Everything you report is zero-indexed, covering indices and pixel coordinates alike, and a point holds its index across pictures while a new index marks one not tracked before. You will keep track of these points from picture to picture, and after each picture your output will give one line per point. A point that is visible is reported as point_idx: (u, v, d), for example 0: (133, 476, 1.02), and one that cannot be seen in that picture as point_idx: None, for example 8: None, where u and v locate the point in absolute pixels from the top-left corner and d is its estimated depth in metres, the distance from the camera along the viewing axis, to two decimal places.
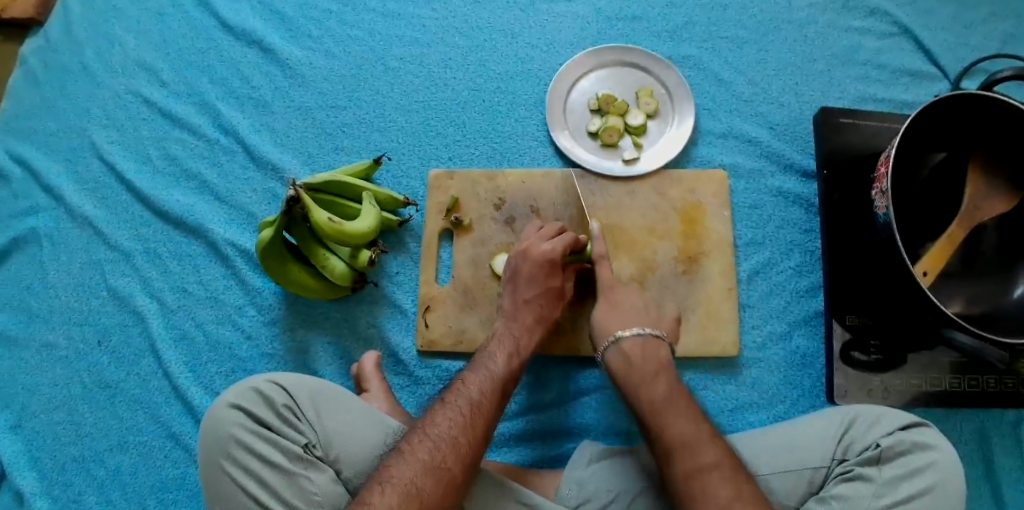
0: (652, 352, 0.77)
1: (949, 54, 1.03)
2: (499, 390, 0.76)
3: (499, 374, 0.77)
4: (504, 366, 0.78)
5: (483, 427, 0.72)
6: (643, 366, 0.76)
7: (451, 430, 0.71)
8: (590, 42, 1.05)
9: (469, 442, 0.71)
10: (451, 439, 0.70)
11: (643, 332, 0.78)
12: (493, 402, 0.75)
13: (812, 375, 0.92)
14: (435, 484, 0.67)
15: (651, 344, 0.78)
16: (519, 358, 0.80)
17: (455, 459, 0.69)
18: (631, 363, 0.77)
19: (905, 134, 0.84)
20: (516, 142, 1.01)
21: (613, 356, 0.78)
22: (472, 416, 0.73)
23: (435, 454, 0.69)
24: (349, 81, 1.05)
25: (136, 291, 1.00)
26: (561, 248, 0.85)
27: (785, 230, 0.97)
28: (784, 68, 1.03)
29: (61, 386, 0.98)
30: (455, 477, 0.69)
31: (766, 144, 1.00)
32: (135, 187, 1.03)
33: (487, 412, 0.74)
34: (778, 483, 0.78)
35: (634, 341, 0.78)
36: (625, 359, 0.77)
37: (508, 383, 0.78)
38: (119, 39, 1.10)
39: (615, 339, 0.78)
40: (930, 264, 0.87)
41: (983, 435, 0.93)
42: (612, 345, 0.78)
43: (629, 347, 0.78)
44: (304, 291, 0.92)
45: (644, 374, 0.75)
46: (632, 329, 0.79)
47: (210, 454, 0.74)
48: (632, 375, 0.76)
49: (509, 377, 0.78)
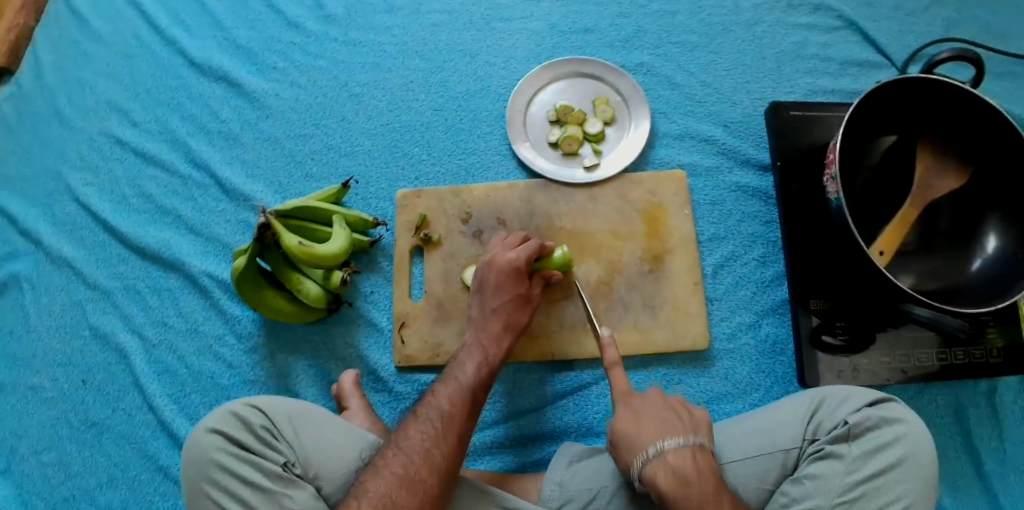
0: (701, 464, 0.73)
1: (894, 42, 1.06)
2: (471, 400, 0.78)
3: (469, 383, 0.79)
4: (474, 375, 0.80)
5: (455, 436, 0.74)
6: (701, 484, 0.71)
7: (425, 443, 0.73)
8: (546, 57, 1.08)
9: (444, 453, 0.73)
10: (423, 451, 0.72)
11: (687, 442, 0.74)
12: (465, 412, 0.77)
13: (784, 362, 0.94)
14: (411, 497, 0.69)
15: (698, 453, 0.73)
16: (491, 366, 0.82)
17: (428, 470, 0.71)
18: (687, 481, 0.71)
19: (850, 120, 0.87)
20: (479, 157, 1.04)
21: (659, 475, 0.72)
22: (444, 427, 0.74)
23: (409, 468, 0.71)
24: (315, 110, 1.08)
25: (118, 328, 1.02)
26: (526, 255, 0.88)
27: (746, 223, 0.99)
28: (735, 67, 1.07)
29: (47, 427, 0.99)
30: (431, 489, 0.70)
31: (721, 142, 1.03)
32: (112, 226, 1.05)
33: (459, 422, 0.76)
34: (752, 467, 0.80)
35: (678, 454, 0.73)
36: (675, 477, 0.71)
37: (479, 392, 0.80)
38: (89, 84, 1.13)
39: (657, 452, 0.73)
40: (886, 243, 0.91)
41: (958, 409, 0.95)
42: (655, 460, 0.73)
43: (675, 460, 0.72)
44: (281, 316, 0.94)
45: (704, 495, 0.70)
46: (674, 440, 0.73)
47: (193, 480, 0.75)
48: (692, 499, 0.70)
49: (480, 386, 0.80)
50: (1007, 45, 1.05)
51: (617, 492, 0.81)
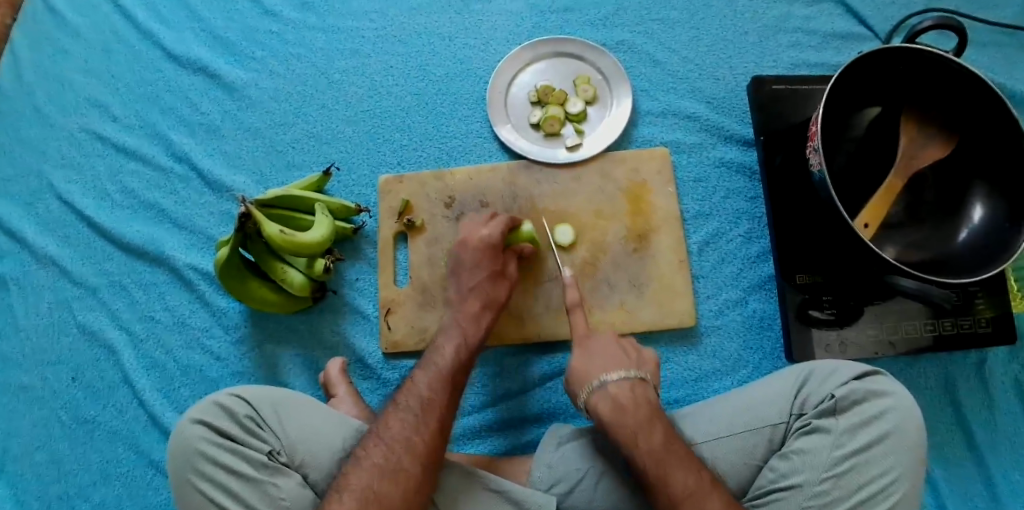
0: (640, 396, 0.76)
1: (877, 13, 1.05)
2: (451, 382, 0.78)
3: (445, 365, 0.79)
4: (457, 358, 0.80)
5: (436, 422, 0.74)
6: (636, 413, 0.74)
7: (405, 431, 0.73)
8: (526, 38, 1.07)
9: (426, 442, 0.72)
10: (406, 441, 0.72)
11: (629, 375, 0.77)
12: (448, 398, 0.77)
13: (771, 337, 0.94)
14: (393, 487, 0.69)
15: (638, 386, 0.76)
16: (473, 349, 0.82)
17: (410, 459, 0.71)
18: (622, 408, 0.74)
19: (832, 93, 0.86)
20: (461, 141, 1.04)
21: (600, 403, 0.76)
22: (424, 413, 0.74)
23: (391, 459, 0.71)
24: (294, 99, 1.08)
25: (104, 323, 1.01)
26: (498, 232, 0.88)
27: (731, 200, 0.99)
28: (716, 43, 1.06)
29: (40, 427, 0.99)
30: (412, 477, 0.70)
31: (705, 118, 1.02)
32: (96, 222, 1.05)
33: (440, 406, 0.75)
34: (737, 444, 0.78)
35: (620, 384, 0.76)
36: (614, 404, 0.75)
37: (461, 374, 0.79)
38: (67, 80, 1.12)
39: (601, 383, 0.77)
40: (869, 216, 0.88)
41: (947, 379, 0.94)
42: (599, 390, 0.77)
43: (616, 391, 0.76)
44: (266, 306, 0.94)
45: (638, 422, 0.73)
46: (616, 373, 0.77)
47: (178, 470, 0.75)
48: (626, 423, 0.73)
49: (462, 369, 0.80)
50: (987, 14, 1.04)
51: (607, 470, 0.80)
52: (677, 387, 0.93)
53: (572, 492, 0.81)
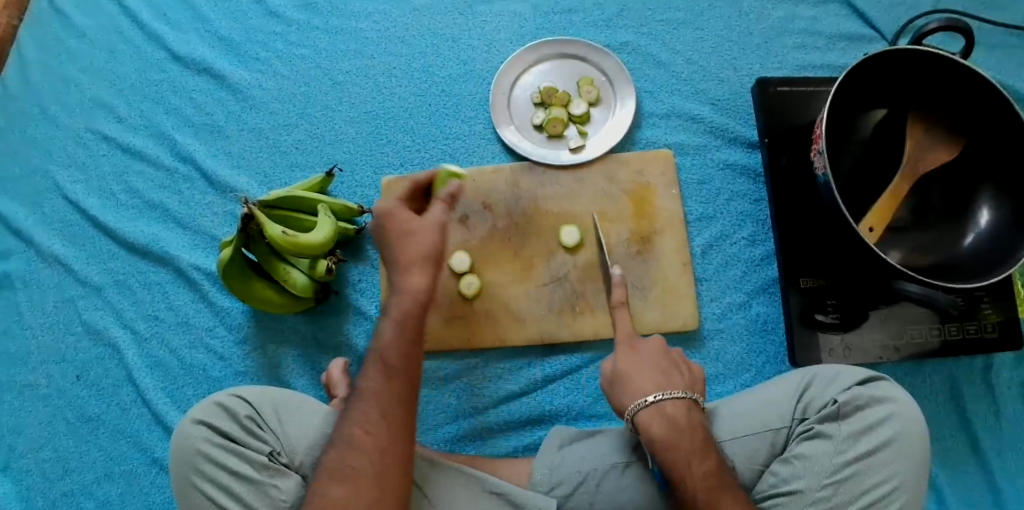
0: (693, 417, 0.74)
1: (884, 14, 1.04)
2: (388, 368, 0.73)
3: (381, 352, 0.75)
4: (396, 339, 0.75)
5: (377, 413, 0.71)
6: (691, 436, 0.72)
7: (348, 427, 0.71)
8: (529, 39, 1.07)
9: (369, 436, 0.70)
10: (350, 437, 0.71)
11: (685, 395, 0.75)
12: (387, 385, 0.73)
13: (775, 341, 0.94)
14: (344, 486, 0.68)
15: (693, 408, 0.75)
16: (415, 324, 0.76)
17: (356, 455, 0.70)
18: (680, 429, 0.72)
19: (836, 96, 0.85)
20: (464, 142, 1.04)
21: (651, 423, 0.73)
22: (364, 406, 0.72)
23: (338, 458, 0.70)
24: (298, 99, 1.08)
25: (109, 322, 1.02)
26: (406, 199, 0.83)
27: (735, 202, 0.99)
28: (721, 45, 1.05)
29: (45, 424, 0.99)
30: (361, 472, 0.69)
31: (709, 120, 1.02)
32: (101, 221, 1.05)
33: (378, 395, 0.72)
34: (740, 448, 0.78)
35: (675, 404, 0.74)
36: (670, 424, 0.73)
37: (400, 355, 0.74)
38: (73, 80, 1.12)
39: (655, 402, 0.74)
40: (875, 219, 0.88)
41: (953, 384, 0.93)
42: (653, 408, 0.74)
43: (673, 411, 0.73)
44: (269, 306, 0.94)
45: (693, 446, 0.71)
46: (670, 392, 0.75)
47: (179, 469, 0.75)
48: (682, 445, 0.71)
49: (403, 349, 0.74)
50: (996, 15, 1.03)
51: (608, 474, 0.80)
52: None
53: (573, 495, 0.80)
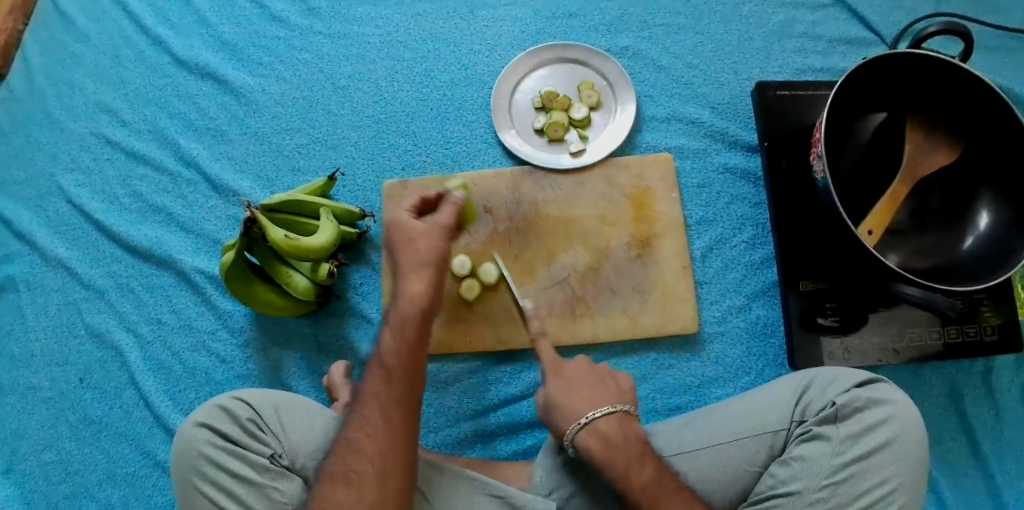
0: (628, 429, 0.75)
1: (884, 18, 1.05)
2: (387, 372, 0.75)
3: (381, 358, 0.76)
4: (393, 345, 0.76)
5: (377, 416, 0.72)
6: (627, 449, 0.73)
7: (348, 431, 0.73)
8: (530, 43, 1.08)
9: (369, 438, 0.71)
10: (351, 441, 0.72)
11: (616, 410, 0.75)
12: (386, 389, 0.74)
13: (775, 345, 0.94)
14: (348, 490, 0.69)
15: (626, 421, 0.75)
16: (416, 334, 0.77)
17: (358, 459, 0.70)
18: (613, 445, 0.73)
19: (835, 100, 0.86)
20: (465, 146, 1.04)
21: (589, 440, 0.74)
22: (364, 410, 0.73)
23: (340, 462, 0.70)
24: (300, 104, 1.08)
25: (112, 325, 1.02)
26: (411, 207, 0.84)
27: (735, 206, 0.99)
28: (721, 49, 1.06)
29: (48, 427, 1.00)
30: (364, 475, 0.69)
31: (709, 124, 1.02)
32: (104, 225, 1.06)
33: (377, 398, 0.73)
34: (738, 450, 0.78)
35: (607, 420, 0.75)
36: (603, 440, 0.74)
37: (399, 360, 0.75)
38: (77, 84, 1.13)
39: (587, 421, 0.74)
40: (874, 222, 0.88)
41: (954, 387, 0.94)
42: (587, 427, 0.74)
43: (606, 427, 0.74)
44: (272, 310, 0.94)
45: (630, 459, 0.73)
46: (602, 409, 0.75)
47: (182, 471, 0.76)
48: (617, 460, 0.73)
49: (402, 354, 0.75)
50: (996, 18, 1.04)
51: None
52: (679, 394, 0.93)
53: (572, 497, 0.81)
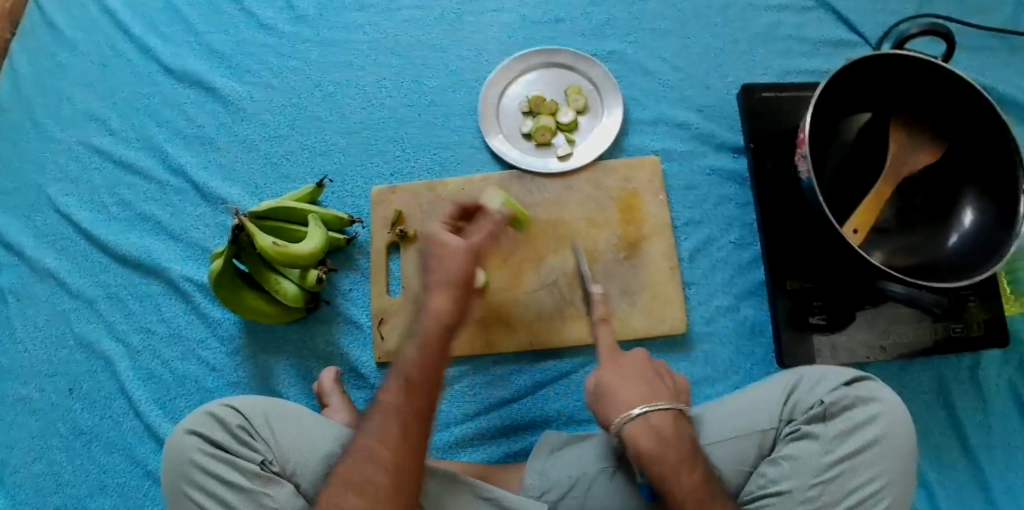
0: (679, 428, 0.74)
1: (866, 20, 1.06)
2: (411, 384, 0.73)
3: (404, 369, 0.74)
4: (419, 357, 0.74)
5: (397, 428, 0.72)
6: (678, 448, 0.72)
7: (368, 441, 0.71)
8: (517, 49, 1.08)
9: (390, 450, 0.70)
10: (368, 451, 0.71)
11: (671, 406, 0.75)
12: (408, 402, 0.73)
13: (764, 344, 0.94)
14: (360, 500, 0.68)
15: (680, 419, 0.74)
16: (444, 345, 0.75)
17: (375, 469, 0.70)
18: (666, 440, 0.72)
19: (819, 101, 0.86)
20: (454, 151, 1.05)
21: (641, 436, 0.72)
22: (384, 421, 0.72)
23: (357, 472, 0.70)
24: (288, 111, 1.09)
25: (101, 335, 1.02)
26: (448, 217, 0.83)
27: (722, 207, 1.00)
28: (707, 52, 1.06)
29: (37, 438, 0.99)
30: (380, 486, 0.69)
31: (695, 127, 1.03)
32: (93, 234, 1.06)
33: (399, 410, 0.72)
34: (728, 449, 0.78)
35: (661, 415, 0.74)
36: (656, 436, 0.72)
37: (422, 373, 0.74)
38: (65, 94, 1.13)
39: (641, 414, 0.73)
40: (859, 221, 0.88)
41: (942, 384, 0.94)
42: (638, 420, 0.73)
43: (659, 422, 0.73)
44: (261, 317, 0.94)
45: (680, 458, 0.71)
46: (656, 403, 0.74)
47: (172, 479, 0.76)
48: (667, 459, 0.71)
49: (426, 367, 0.74)
50: (977, 19, 1.05)
51: (597, 477, 0.80)
52: None
53: (563, 498, 0.81)
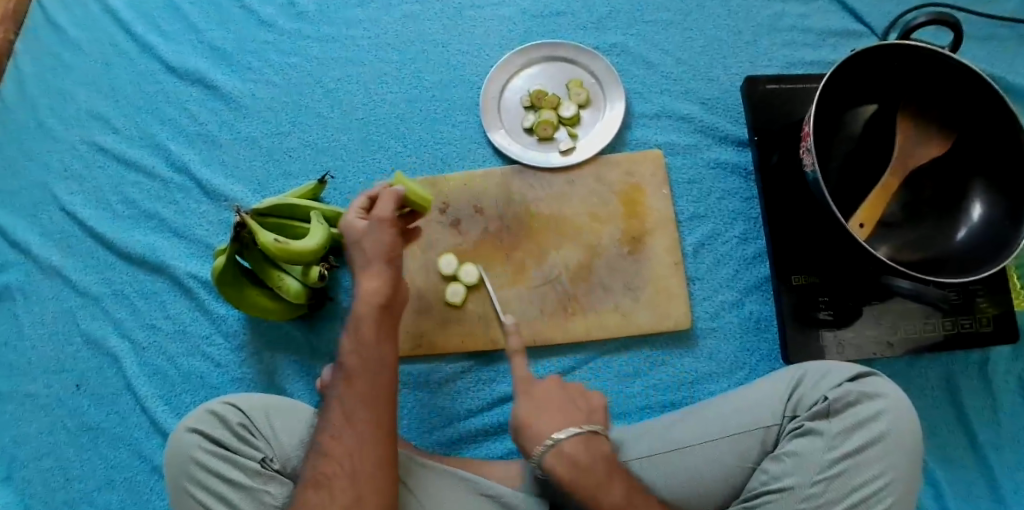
0: (596, 448, 0.72)
1: (874, 10, 1.04)
2: (349, 373, 0.73)
3: (342, 363, 0.74)
4: (353, 347, 0.74)
5: (343, 418, 0.71)
6: (594, 471, 0.70)
7: (320, 436, 0.71)
8: (519, 42, 1.07)
9: (339, 442, 0.69)
10: (321, 444, 0.71)
11: (582, 430, 0.72)
12: (349, 392, 0.72)
13: (769, 339, 0.94)
14: (319, 494, 0.67)
15: (593, 441, 0.72)
16: (374, 333, 0.74)
17: (327, 463, 0.69)
18: (580, 467, 0.70)
19: (824, 93, 0.85)
20: (455, 147, 1.04)
21: (556, 465, 0.71)
22: (331, 415, 0.72)
23: (313, 468, 0.69)
24: (289, 107, 1.09)
25: (108, 332, 1.03)
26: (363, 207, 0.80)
27: (727, 201, 0.99)
28: (710, 44, 1.05)
29: (46, 434, 1.00)
30: (335, 478, 0.68)
31: (699, 120, 1.02)
32: (98, 232, 1.06)
33: (342, 402, 0.71)
34: (732, 446, 0.77)
35: (573, 442, 0.71)
36: (572, 465, 0.70)
37: (359, 361, 0.73)
38: (69, 93, 1.14)
39: (552, 444, 0.71)
40: (865, 215, 0.88)
41: (950, 379, 0.93)
42: (553, 450, 0.71)
43: (572, 450, 0.71)
44: (264, 313, 0.94)
45: (599, 481, 0.70)
46: (566, 430, 0.71)
47: (173, 476, 0.76)
48: (586, 484, 0.70)
49: (363, 354, 0.73)
50: (987, 8, 1.03)
51: None
52: (673, 390, 0.93)
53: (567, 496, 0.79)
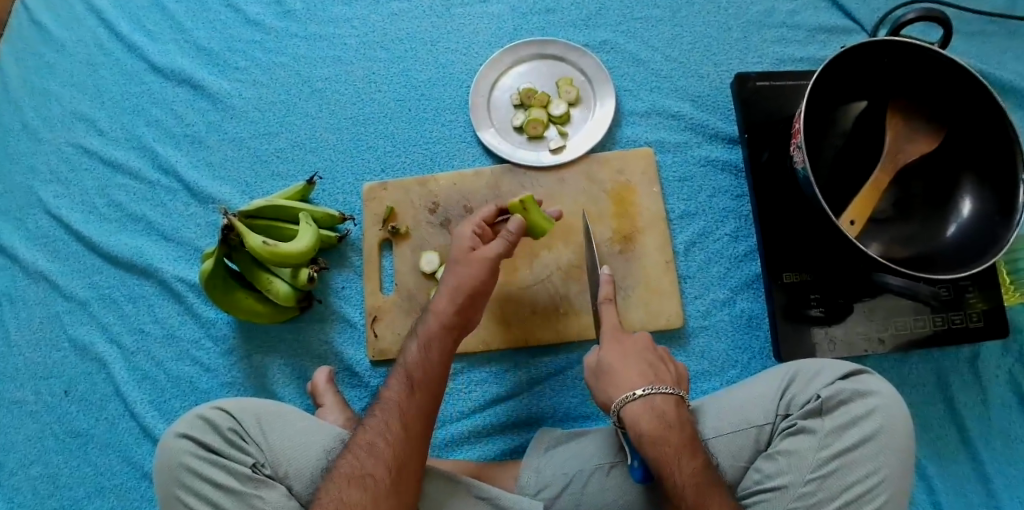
0: (682, 413, 0.74)
1: (863, 6, 1.04)
2: (414, 383, 0.76)
3: (409, 366, 0.77)
4: (421, 357, 0.77)
5: (400, 424, 0.73)
6: (679, 431, 0.71)
7: (370, 436, 0.73)
8: (508, 40, 1.07)
9: (391, 445, 0.72)
10: (370, 445, 0.72)
11: (673, 391, 0.75)
12: (411, 399, 0.75)
13: (760, 337, 0.94)
14: (362, 495, 0.69)
15: (682, 405, 0.74)
16: (444, 348, 0.78)
17: (375, 464, 0.71)
18: (668, 424, 0.72)
19: (814, 91, 0.84)
20: (445, 146, 1.04)
21: (643, 415, 0.72)
22: (387, 416, 0.74)
23: (356, 466, 0.71)
24: (278, 107, 1.07)
25: (95, 337, 1.01)
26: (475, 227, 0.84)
27: (717, 199, 0.99)
28: (700, 41, 1.05)
29: (34, 440, 0.99)
30: (381, 482, 0.70)
31: (689, 117, 1.02)
32: (84, 236, 1.05)
33: (401, 406, 0.74)
34: (724, 445, 0.78)
35: (665, 398, 0.74)
36: (659, 418, 0.72)
37: (425, 371, 0.76)
38: (54, 94, 1.12)
39: (643, 395, 0.73)
40: (856, 213, 0.86)
41: (941, 375, 0.93)
42: (641, 401, 0.73)
43: (662, 404, 0.73)
44: (254, 317, 0.93)
45: (682, 443, 0.70)
46: (650, 387, 0.74)
47: (165, 483, 0.75)
48: (668, 443, 0.70)
49: (429, 365, 0.77)
50: (974, 4, 1.03)
51: (592, 475, 0.79)
52: None
53: (560, 497, 0.80)
